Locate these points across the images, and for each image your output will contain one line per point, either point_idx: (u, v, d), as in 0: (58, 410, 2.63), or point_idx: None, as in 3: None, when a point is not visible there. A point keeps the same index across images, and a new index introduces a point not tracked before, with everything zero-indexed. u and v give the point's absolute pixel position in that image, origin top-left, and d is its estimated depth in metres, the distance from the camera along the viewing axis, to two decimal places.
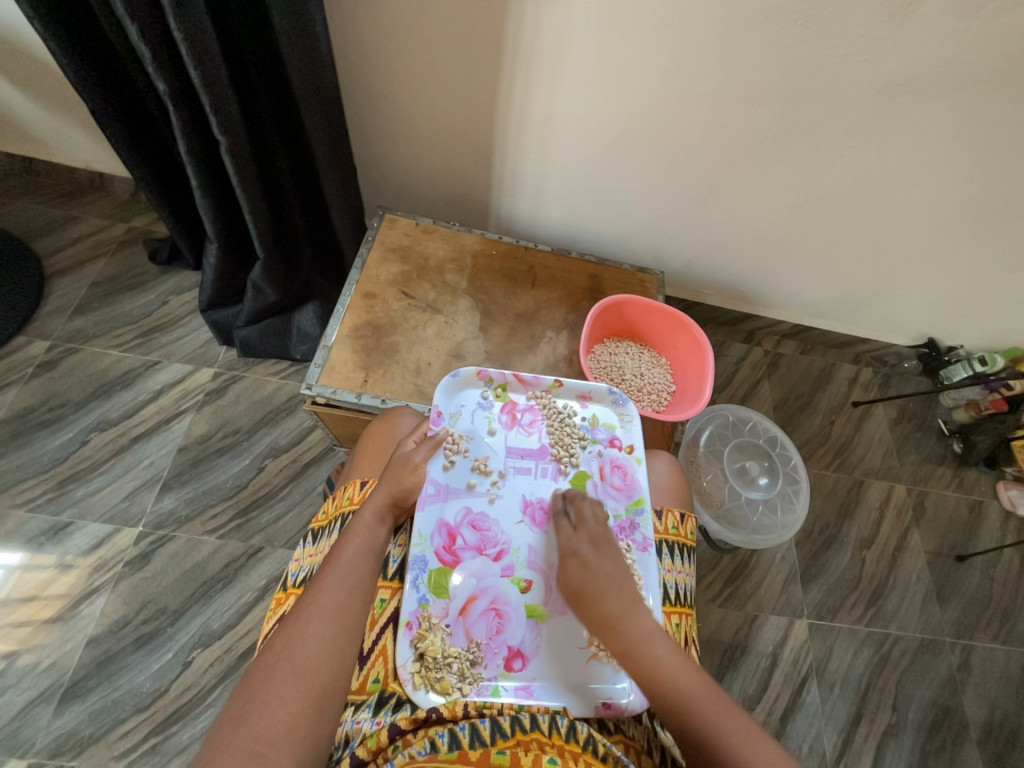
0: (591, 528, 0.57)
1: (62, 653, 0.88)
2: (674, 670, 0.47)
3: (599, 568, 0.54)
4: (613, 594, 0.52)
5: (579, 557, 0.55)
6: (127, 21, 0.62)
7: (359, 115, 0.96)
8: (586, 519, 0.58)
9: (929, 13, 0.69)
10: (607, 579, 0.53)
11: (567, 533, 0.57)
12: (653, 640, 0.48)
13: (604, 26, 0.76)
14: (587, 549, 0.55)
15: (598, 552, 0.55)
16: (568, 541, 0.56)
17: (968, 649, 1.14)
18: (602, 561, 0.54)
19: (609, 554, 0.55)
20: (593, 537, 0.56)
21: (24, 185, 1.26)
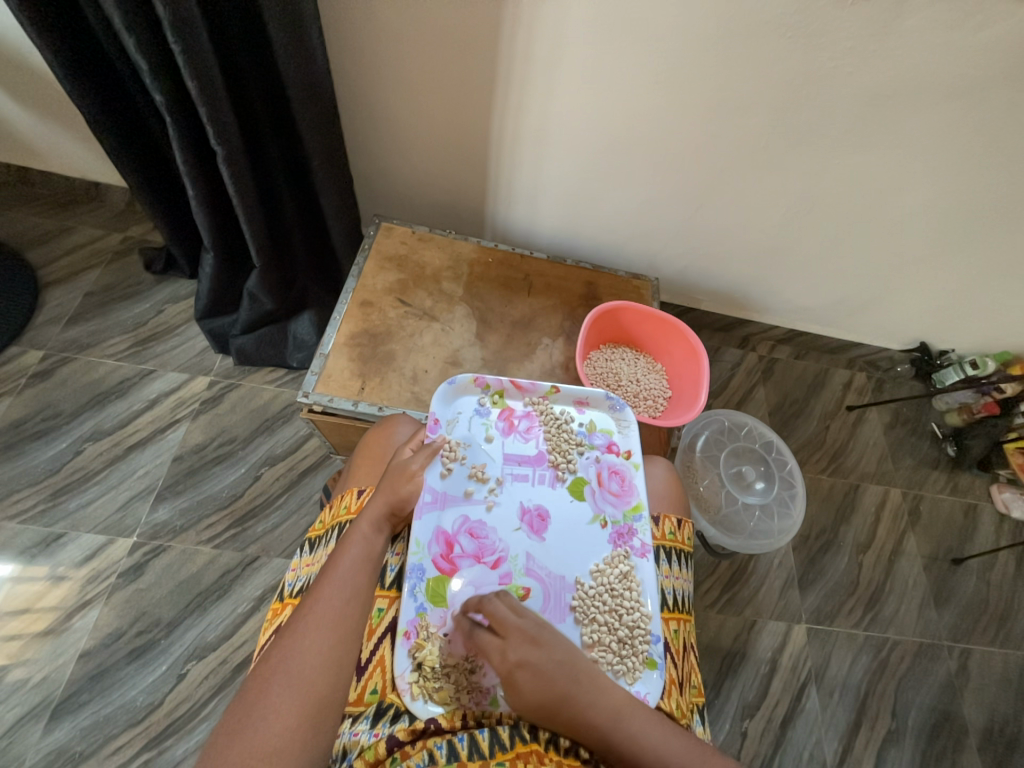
0: (524, 625, 0.52)
1: (54, 668, 0.87)
2: (654, 733, 0.47)
3: (555, 665, 0.49)
4: (574, 689, 0.48)
5: (528, 664, 0.48)
6: (125, 34, 0.63)
7: (356, 126, 0.97)
8: (506, 618, 0.52)
9: (914, 28, 0.71)
10: (561, 677, 0.48)
11: (499, 645, 0.50)
12: (626, 713, 0.47)
13: (597, 39, 0.77)
14: (530, 650, 0.50)
15: (544, 649, 0.50)
16: (504, 652, 0.49)
17: (966, 653, 1.14)
18: (549, 654, 0.50)
19: (554, 643, 0.51)
20: (530, 634, 0.51)
21: (20, 194, 1.26)
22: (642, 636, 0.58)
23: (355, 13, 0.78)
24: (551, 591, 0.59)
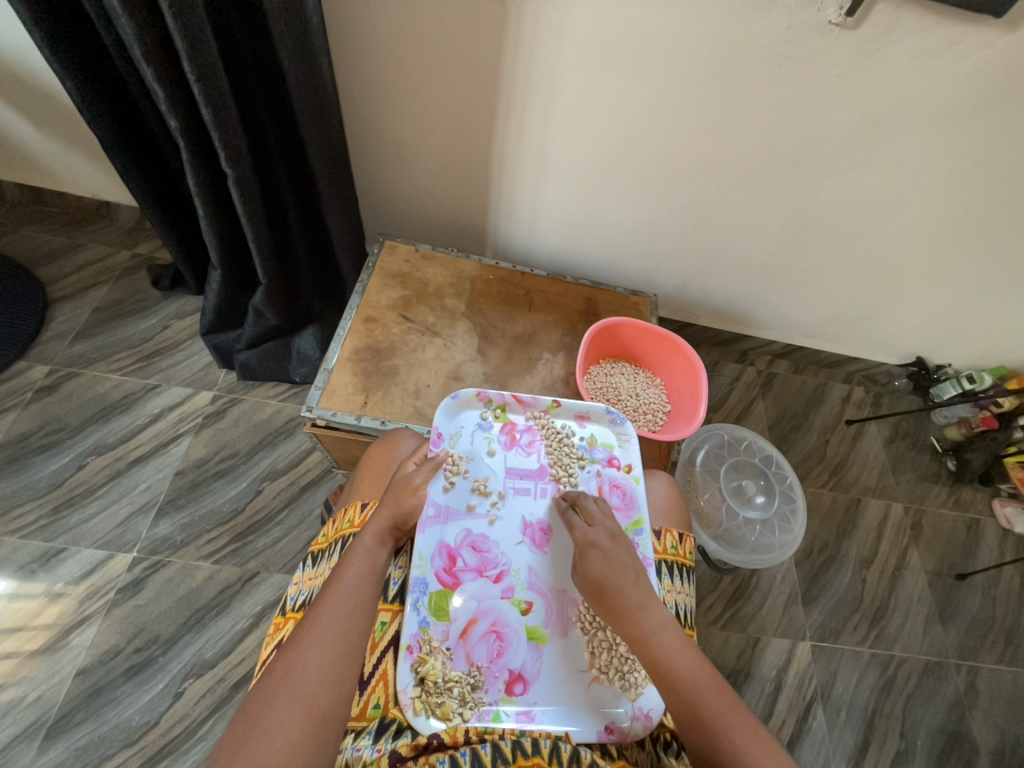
0: (607, 525, 0.59)
1: (50, 686, 0.86)
2: (687, 661, 0.47)
3: (617, 559, 0.56)
4: (630, 584, 0.54)
5: (600, 548, 0.57)
6: (144, 65, 0.66)
7: (362, 148, 1.00)
8: (599, 514, 0.61)
9: (898, 57, 0.74)
10: (623, 569, 0.55)
11: (582, 528, 0.59)
12: (665, 630, 0.49)
13: (594, 67, 0.80)
14: (607, 542, 0.57)
15: (615, 544, 0.57)
16: (585, 532, 0.59)
17: (973, 671, 1.13)
18: (620, 550, 0.57)
19: (623, 545, 0.57)
20: (611, 531, 0.59)
21: (32, 214, 1.29)
22: None
23: (363, 43, 0.82)
24: (553, 606, 0.59)
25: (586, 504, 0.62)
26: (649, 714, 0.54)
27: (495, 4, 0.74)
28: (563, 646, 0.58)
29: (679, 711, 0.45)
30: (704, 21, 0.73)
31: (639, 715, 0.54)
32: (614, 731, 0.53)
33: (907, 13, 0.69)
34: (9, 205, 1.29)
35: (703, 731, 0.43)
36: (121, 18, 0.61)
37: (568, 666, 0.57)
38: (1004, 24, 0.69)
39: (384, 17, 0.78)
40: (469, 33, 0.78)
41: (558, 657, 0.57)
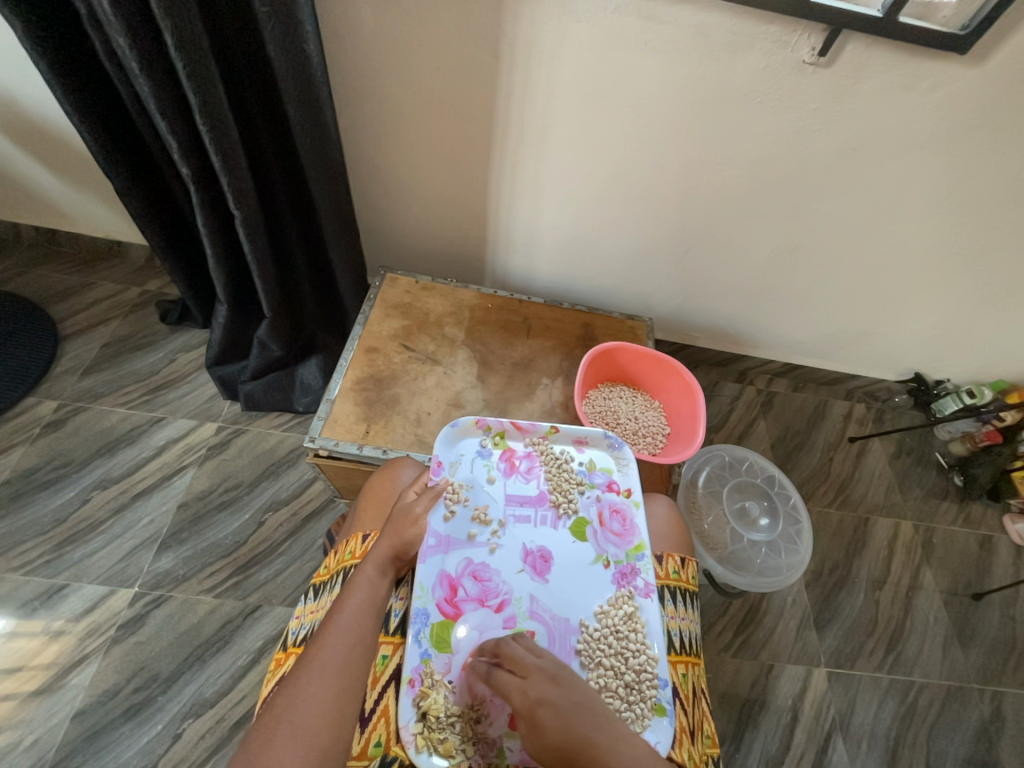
0: (544, 666, 0.51)
1: (47, 728, 0.84)
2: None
3: (573, 709, 0.48)
4: (596, 731, 0.47)
5: (548, 703, 0.48)
6: (159, 119, 0.70)
7: (363, 187, 1.04)
8: (525, 658, 0.52)
9: (871, 90, 0.77)
10: (582, 716, 0.48)
11: (519, 686, 0.50)
12: (649, 761, 0.46)
13: (582, 107, 0.84)
14: (552, 689, 0.49)
15: (561, 688, 0.50)
16: (524, 693, 0.49)
17: (998, 696, 1.09)
18: (568, 694, 0.49)
19: (570, 688, 0.50)
20: (549, 673, 0.51)
21: (46, 254, 1.34)
22: (649, 680, 0.57)
23: (363, 91, 0.87)
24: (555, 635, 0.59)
25: (510, 649, 0.53)
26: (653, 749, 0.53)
27: (487, 52, 0.78)
28: None
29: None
30: (686, 62, 0.77)
31: None
32: None
33: (877, 50, 0.73)
34: (25, 247, 1.34)
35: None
36: (138, 77, 0.65)
37: None
38: (971, 58, 0.72)
39: (384, 67, 0.82)
40: (464, 79, 0.82)
41: None
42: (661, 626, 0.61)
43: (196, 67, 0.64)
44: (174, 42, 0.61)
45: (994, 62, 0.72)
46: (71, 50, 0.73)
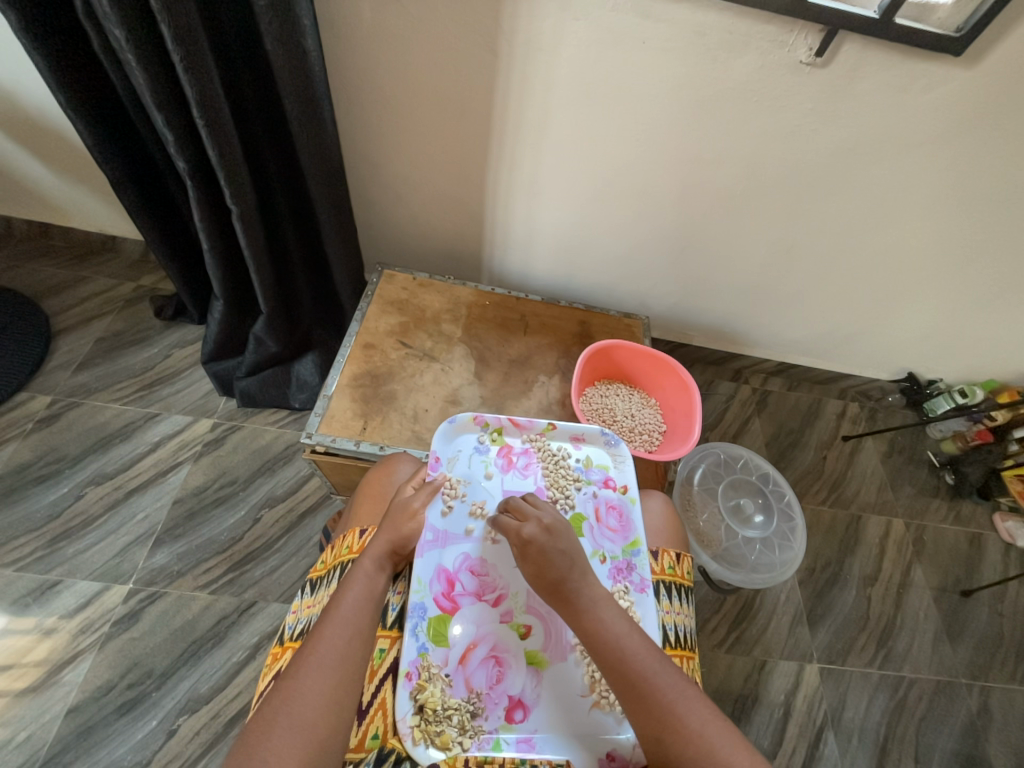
0: (541, 517, 0.57)
1: (40, 725, 0.84)
2: (620, 632, 0.50)
3: (554, 550, 0.55)
4: (568, 571, 0.54)
5: (537, 543, 0.55)
6: (155, 111, 0.69)
7: (361, 183, 1.04)
8: (534, 508, 0.59)
9: (866, 91, 0.78)
10: (561, 558, 0.54)
11: (516, 526, 0.57)
12: (600, 605, 0.52)
13: (579, 104, 0.85)
14: (542, 535, 0.55)
15: (550, 535, 0.56)
16: (519, 530, 0.56)
17: (985, 691, 1.11)
18: (556, 538, 0.56)
19: (558, 535, 0.56)
20: (545, 522, 0.57)
21: (40, 248, 1.33)
22: None
23: (361, 88, 0.86)
24: (552, 629, 0.59)
25: (531, 495, 0.61)
26: None
27: (485, 49, 0.78)
28: (563, 670, 0.57)
29: (616, 678, 0.48)
30: (683, 61, 0.77)
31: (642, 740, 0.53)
32: (616, 759, 0.53)
33: (873, 51, 0.73)
34: (18, 241, 1.32)
35: (636, 691, 0.47)
36: (134, 70, 0.65)
37: (566, 694, 0.56)
38: (964, 61, 0.73)
39: (381, 62, 0.82)
40: (462, 75, 0.82)
41: (557, 681, 0.57)
42: (656, 620, 0.61)
43: (194, 60, 0.64)
44: (171, 35, 0.61)
45: (987, 65, 0.73)
46: (65, 39, 0.72)
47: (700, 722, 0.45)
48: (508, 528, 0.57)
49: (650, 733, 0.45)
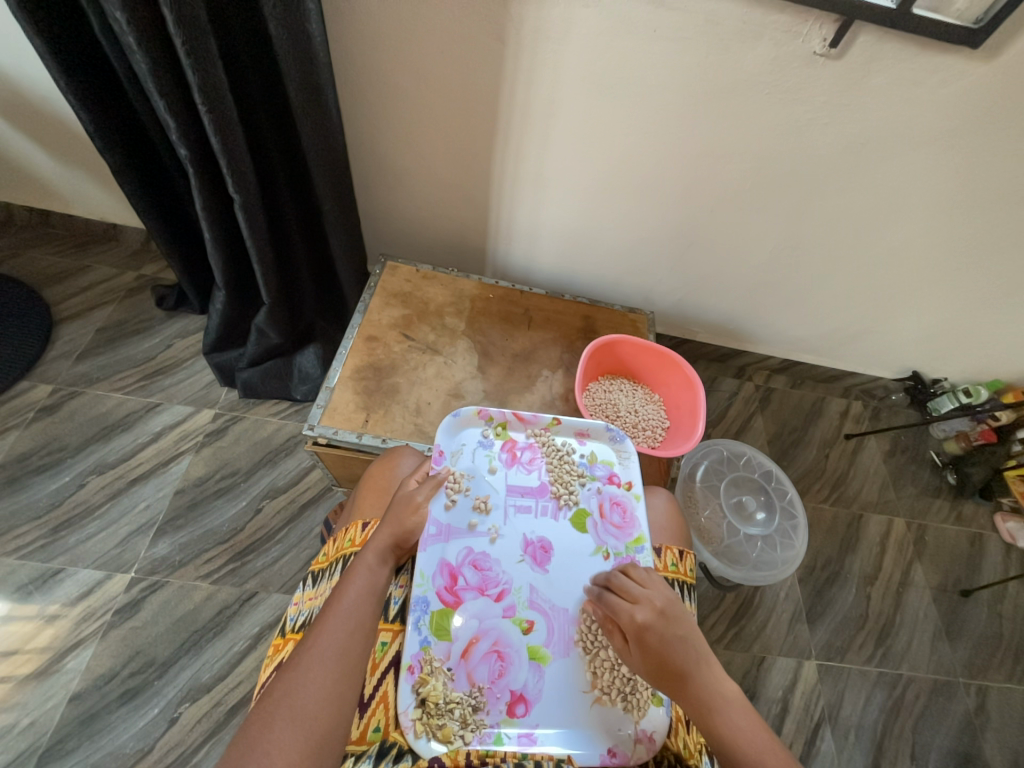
0: (653, 599, 0.55)
1: (42, 712, 0.84)
2: (757, 741, 0.46)
3: (673, 641, 0.52)
4: (691, 664, 0.50)
5: (653, 631, 0.52)
6: (156, 96, 0.68)
7: (365, 174, 1.03)
8: (643, 588, 0.56)
9: (880, 84, 0.76)
10: (683, 650, 0.51)
11: (628, 611, 0.54)
12: (731, 707, 0.48)
13: (588, 93, 0.83)
14: (657, 621, 0.53)
15: (667, 622, 0.53)
16: (631, 616, 0.54)
17: (983, 690, 1.11)
18: (673, 625, 0.53)
19: (674, 620, 0.53)
20: (658, 606, 0.54)
21: (41, 236, 1.32)
22: None
23: (366, 76, 0.85)
24: (554, 625, 0.59)
25: (633, 569, 0.58)
26: (651, 736, 0.54)
27: (492, 36, 0.77)
28: (564, 666, 0.57)
29: None
30: (694, 51, 0.76)
31: (643, 737, 0.54)
32: (616, 754, 0.53)
33: (889, 42, 0.72)
34: (19, 228, 1.32)
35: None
36: (136, 54, 0.63)
37: (569, 689, 0.56)
38: (982, 53, 0.71)
39: (388, 49, 0.81)
40: (469, 64, 0.81)
41: (559, 677, 0.56)
42: None
43: (196, 45, 0.62)
44: (173, 18, 0.59)
45: (1004, 59, 0.72)
46: (62, 20, 0.70)
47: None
48: (619, 614, 0.55)
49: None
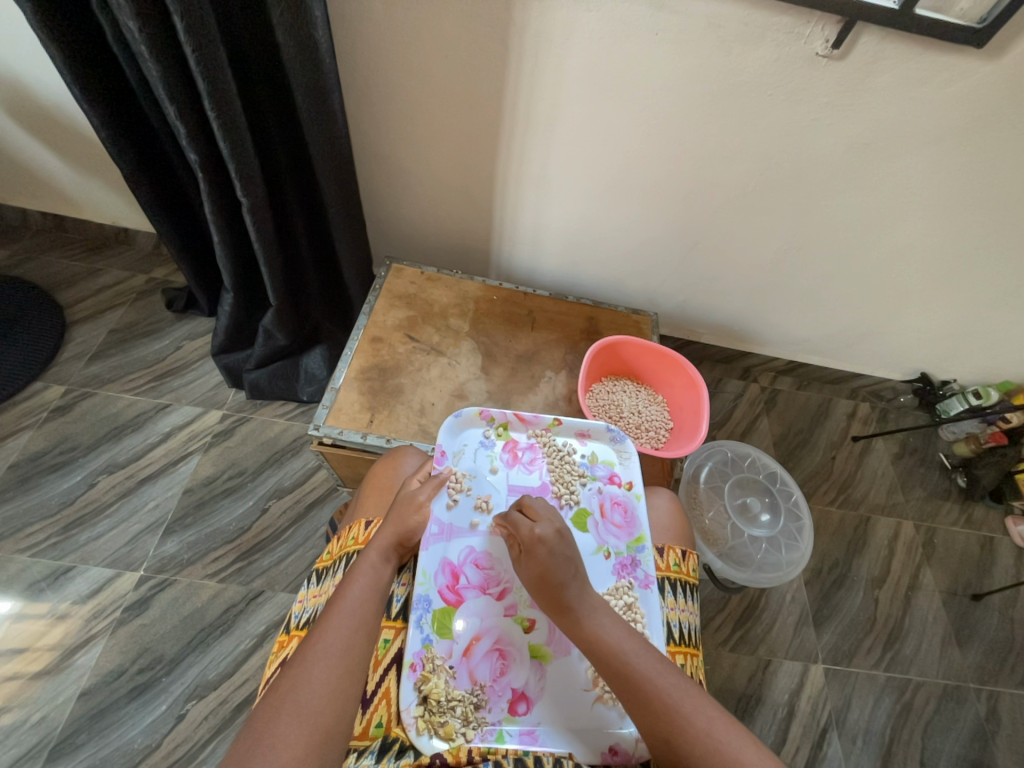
0: (552, 520, 0.57)
1: (53, 707, 0.86)
2: (619, 638, 0.50)
3: (562, 556, 0.54)
4: (570, 577, 0.53)
5: (547, 545, 0.54)
6: (167, 103, 0.70)
7: (370, 178, 1.05)
8: (544, 511, 0.58)
9: (884, 84, 0.76)
10: (568, 563, 0.54)
11: (528, 526, 0.56)
12: (600, 612, 0.53)
13: (590, 97, 0.84)
14: (553, 537, 0.55)
15: (560, 538, 0.55)
16: (531, 531, 0.55)
17: (993, 695, 1.09)
18: (564, 544, 0.55)
19: (566, 540, 0.56)
20: (557, 526, 0.56)
21: (55, 241, 1.35)
22: None
23: (372, 82, 0.86)
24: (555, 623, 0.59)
25: (531, 503, 0.60)
26: None
27: (496, 41, 0.78)
28: (566, 664, 0.57)
29: (618, 685, 0.48)
30: (698, 53, 0.76)
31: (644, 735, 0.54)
32: (619, 753, 0.53)
33: (892, 42, 0.72)
34: (33, 234, 1.35)
35: (640, 698, 0.46)
36: (147, 61, 0.65)
37: (571, 685, 0.56)
38: (986, 53, 0.71)
39: (392, 54, 0.82)
40: (473, 69, 0.82)
41: (559, 675, 0.57)
42: (660, 618, 0.61)
43: (206, 52, 0.64)
44: (183, 25, 0.60)
45: (1009, 59, 0.71)
46: (77, 27, 0.72)
47: (706, 721, 0.44)
48: (519, 529, 0.56)
49: (657, 735, 0.45)
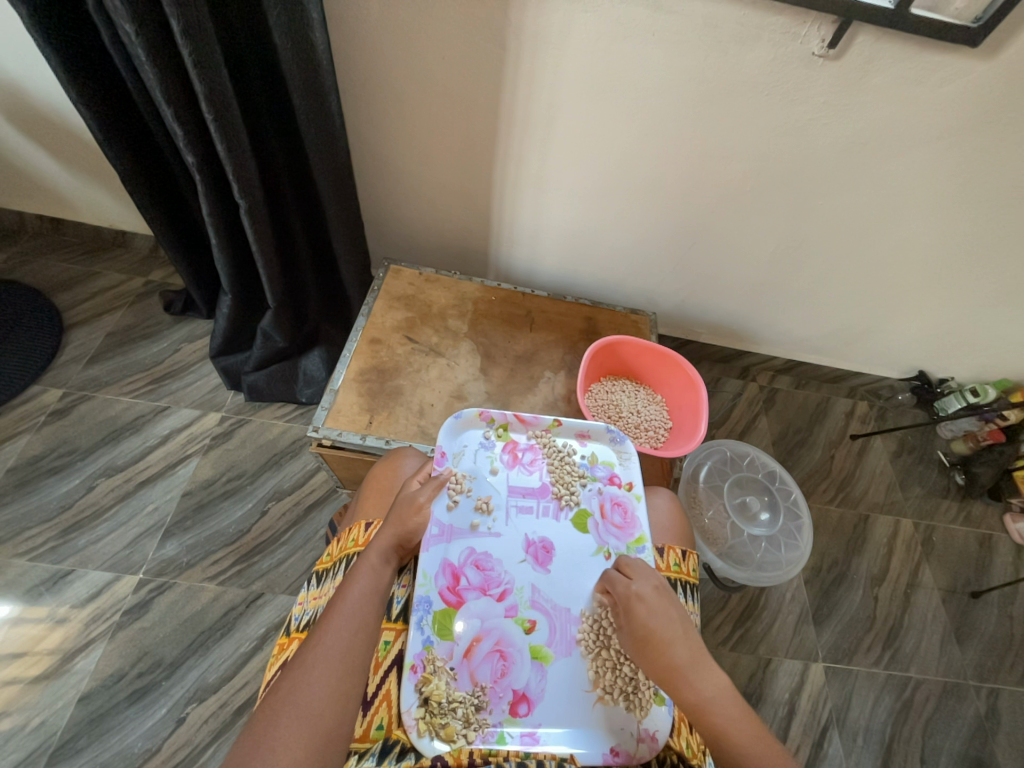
0: (649, 577, 0.58)
1: (52, 711, 0.85)
2: (746, 733, 0.47)
3: (665, 618, 0.54)
4: (679, 646, 0.52)
5: (646, 603, 0.55)
6: (164, 106, 0.70)
7: (368, 179, 1.05)
8: (641, 568, 0.59)
9: (879, 84, 0.77)
10: (675, 629, 0.53)
11: (625, 582, 0.57)
12: (720, 697, 0.49)
13: (588, 98, 0.84)
14: (652, 596, 0.56)
15: (661, 598, 0.56)
16: (628, 588, 0.56)
17: (994, 693, 1.09)
18: (667, 605, 0.55)
19: (669, 601, 0.56)
20: (655, 583, 0.57)
21: (52, 243, 1.34)
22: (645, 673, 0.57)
23: (369, 84, 0.86)
24: (556, 624, 0.60)
25: (626, 558, 0.60)
26: (654, 736, 0.54)
27: (493, 43, 0.78)
28: (566, 665, 0.58)
29: None
30: (695, 53, 0.76)
31: (645, 736, 0.54)
32: (619, 754, 0.53)
33: (888, 42, 0.72)
34: (30, 236, 1.34)
35: None
36: (144, 63, 0.65)
37: (571, 686, 0.57)
38: (981, 52, 0.71)
39: (390, 56, 0.82)
40: (470, 70, 0.82)
41: (560, 675, 0.57)
42: None
43: (203, 54, 0.63)
44: (180, 27, 0.60)
45: (1004, 58, 0.72)
46: (74, 30, 0.72)
47: None
48: (615, 585, 0.58)
49: None
